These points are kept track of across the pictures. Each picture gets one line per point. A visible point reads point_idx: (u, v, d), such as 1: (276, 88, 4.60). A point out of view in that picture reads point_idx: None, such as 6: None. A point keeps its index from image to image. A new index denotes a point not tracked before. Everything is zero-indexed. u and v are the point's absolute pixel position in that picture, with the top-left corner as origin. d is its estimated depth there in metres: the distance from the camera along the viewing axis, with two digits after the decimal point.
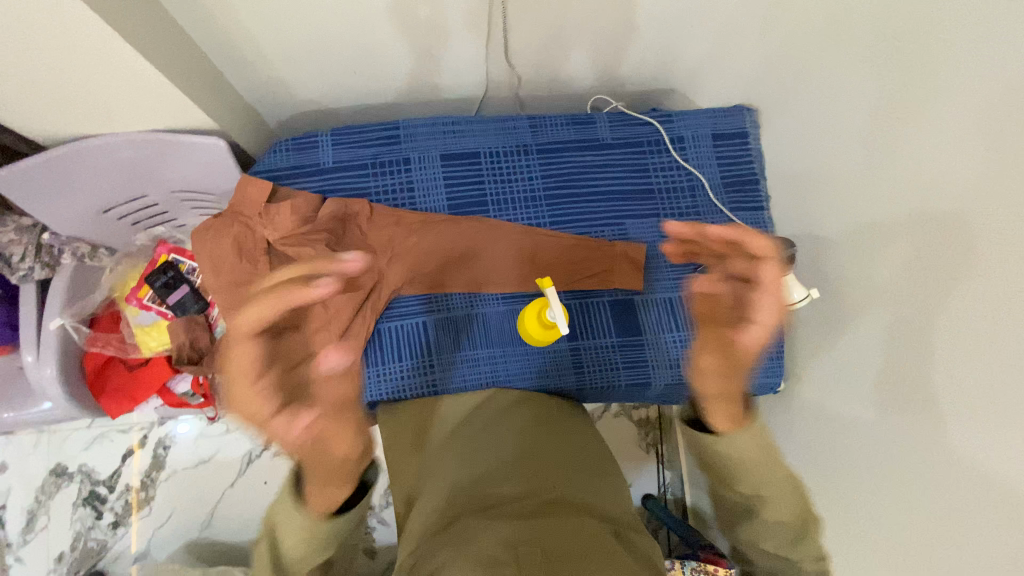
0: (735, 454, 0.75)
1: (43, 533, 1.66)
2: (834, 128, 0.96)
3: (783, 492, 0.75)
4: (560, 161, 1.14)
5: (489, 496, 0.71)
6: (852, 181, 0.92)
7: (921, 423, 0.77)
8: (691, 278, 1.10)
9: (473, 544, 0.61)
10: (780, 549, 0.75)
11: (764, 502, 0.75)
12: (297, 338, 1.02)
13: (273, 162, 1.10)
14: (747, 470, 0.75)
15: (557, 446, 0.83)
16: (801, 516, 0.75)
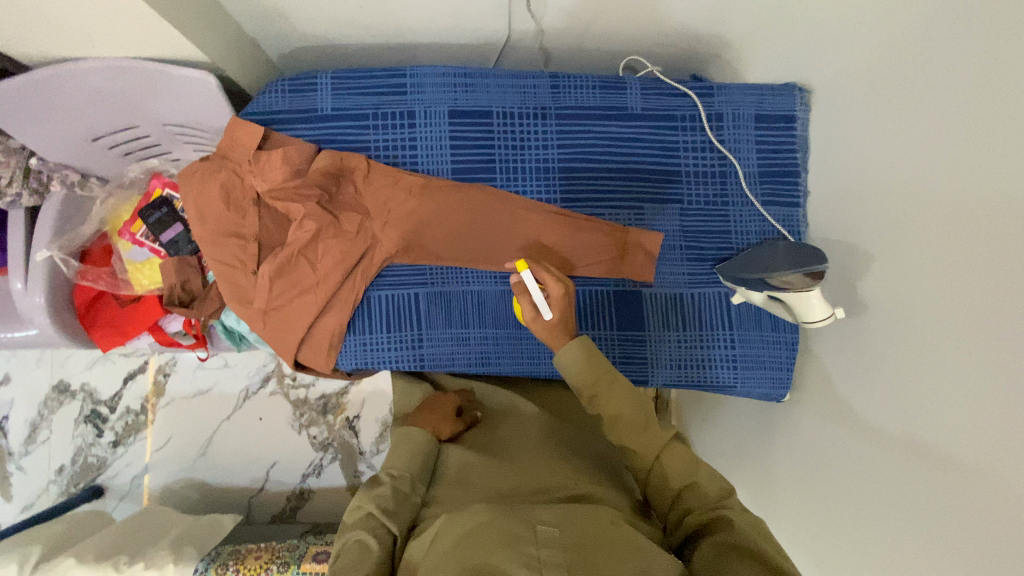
0: (570, 372, 0.81)
1: (45, 445, 1.75)
2: (894, 127, 0.83)
3: (629, 398, 0.78)
4: (581, 130, 1.03)
5: (508, 487, 0.77)
6: (903, 194, 0.81)
7: (931, 476, 0.72)
8: (708, 275, 1.01)
9: (489, 527, 0.66)
10: (638, 449, 0.76)
11: (601, 407, 0.78)
12: (283, 297, 0.97)
13: (268, 104, 1.01)
14: (592, 380, 0.79)
15: (572, 450, 0.89)
16: (643, 416, 0.77)
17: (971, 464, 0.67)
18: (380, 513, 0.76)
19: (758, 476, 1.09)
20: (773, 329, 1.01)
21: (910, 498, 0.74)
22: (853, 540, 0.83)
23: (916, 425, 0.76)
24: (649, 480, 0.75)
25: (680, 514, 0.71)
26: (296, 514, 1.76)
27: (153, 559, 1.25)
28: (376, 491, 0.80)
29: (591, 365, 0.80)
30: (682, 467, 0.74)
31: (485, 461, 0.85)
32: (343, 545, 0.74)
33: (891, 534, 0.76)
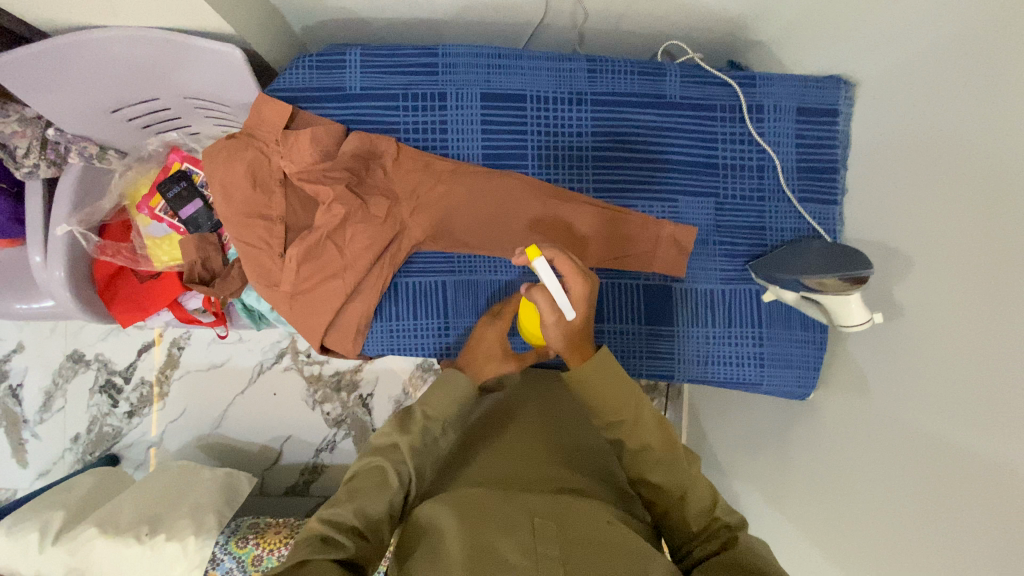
0: (597, 395, 0.76)
1: (60, 414, 1.77)
2: (943, 129, 0.80)
3: (655, 430, 0.76)
4: (616, 118, 0.99)
5: (521, 478, 0.77)
6: (950, 200, 0.78)
7: (956, 486, 0.73)
8: (739, 272, 1.00)
9: (487, 516, 0.66)
10: (664, 484, 0.73)
11: (628, 436, 0.75)
12: (309, 281, 0.95)
13: (294, 80, 0.97)
14: (620, 406, 0.76)
15: (588, 454, 0.89)
16: (671, 451, 0.75)
17: (996, 479, 0.67)
18: (406, 449, 0.77)
19: (775, 470, 1.10)
20: (803, 328, 1.01)
21: (934, 506, 0.75)
22: (864, 540, 0.84)
23: (943, 434, 0.76)
24: (667, 514, 0.74)
25: (694, 546, 0.71)
26: (309, 487, 1.79)
27: (173, 530, 1.28)
28: (408, 428, 0.80)
29: (618, 391, 0.76)
30: (704, 501, 0.73)
31: (500, 446, 0.86)
32: (361, 467, 0.76)
33: (907, 540, 0.78)
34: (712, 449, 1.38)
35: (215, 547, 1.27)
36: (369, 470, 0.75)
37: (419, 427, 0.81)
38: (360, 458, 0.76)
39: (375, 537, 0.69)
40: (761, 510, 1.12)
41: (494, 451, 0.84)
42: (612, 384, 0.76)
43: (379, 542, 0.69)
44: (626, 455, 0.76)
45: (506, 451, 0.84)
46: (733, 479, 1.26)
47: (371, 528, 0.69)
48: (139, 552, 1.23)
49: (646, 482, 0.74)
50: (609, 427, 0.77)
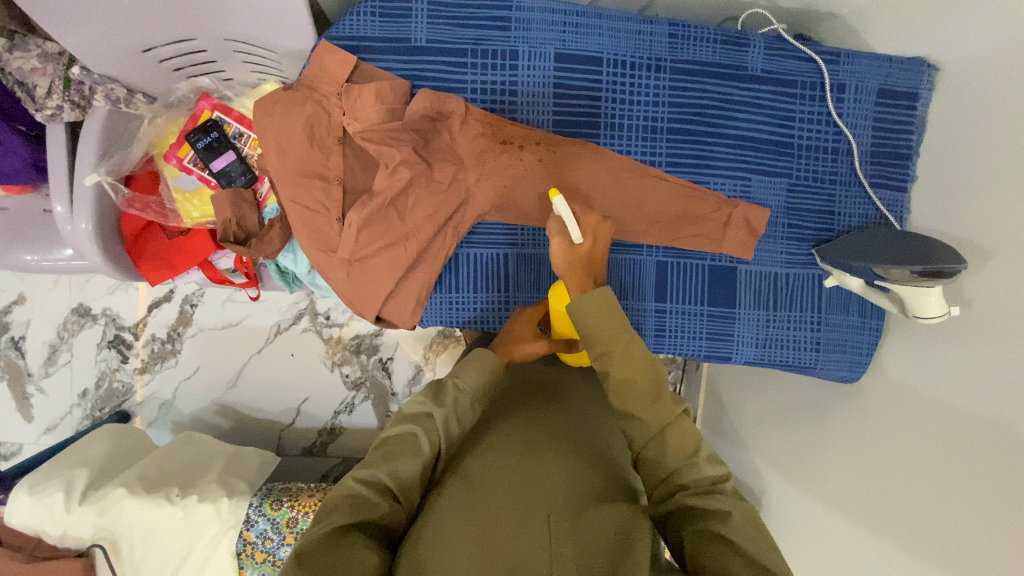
0: (587, 318, 0.77)
1: (66, 368, 1.71)
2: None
3: (642, 366, 0.76)
4: (693, 89, 0.95)
5: (535, 464, 0.78)
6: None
7: (994, 480, 0.74)
8: (805, 257, 1.00)
9: (501, 513, 0.69)
10: (645, 418, 0.74)
11: (613, 366, 0.76)
12: (369, 248, 0.91)
13: (352, 28, 0.89)
14: (609, 335, 0.76)
15: (594, 436, 0.92)
16: (655, 389, 0.76)
17: None
18: (440, 420, 0.78)
19: (803, 449, 1.12)
20: (860, 314, 1.02)
21: (980, 492, 0.76)
22: (898, 520, 0.86)
23: (991, 431, 0.77)
24: (646, 449, 0.75)
25: (671, 490, 0.72)
26: (326, 448, 1.78)
27: (206, 492, 1.27)
28: (443, 399, 0.80)
29: (612, 322, 0.77)
30: (686, 445, 0.74)
31: (509, 428, 0.87)
32: (393, 432, 0.77)
33: (940, 524, 0.80)
34: (735, 423, 1.40)
35: (249, 509, 1.26)
36: (401, 436, 0.75)
37: (453, 400, 0.81)
38: (392, 426, 0.77)
39: (406, 500, 0.72)
40: (786, 486, 1.15)
41: (506, 432, 0.86)
42: (603, 309, 0.77)
43: (409, 503, 0.72)
44: (611, 386, 0.77)
45: (519, 432, 0.86)
46: (755, 454, 1.29)
47: (401, 490, 0.71)
48: (170, 513, 1.22)
49: (626, 413, 0.76)
50: (597, 354, 0.77)
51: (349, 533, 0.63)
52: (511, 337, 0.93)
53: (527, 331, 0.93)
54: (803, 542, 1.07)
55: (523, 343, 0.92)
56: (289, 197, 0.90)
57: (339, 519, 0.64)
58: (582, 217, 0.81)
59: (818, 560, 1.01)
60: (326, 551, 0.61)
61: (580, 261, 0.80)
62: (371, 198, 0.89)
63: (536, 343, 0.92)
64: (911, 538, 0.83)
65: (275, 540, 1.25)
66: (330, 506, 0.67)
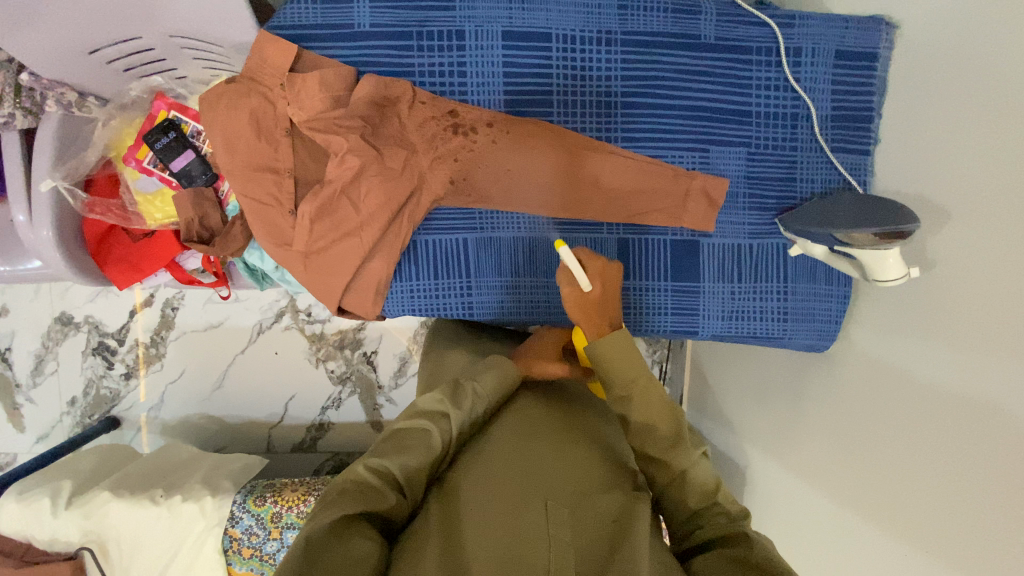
0: (608, 365, 0.80)
1: (53, 377, 1.72)
2: (983, 77, 0.76)
3: (664, 414, 0.79)
4: (647, 62, 0.94)
5: (538, 455, 0.79)
6: (995, 151, 0.74)
7: (965, 442, 0.74)
8: (768, 226, 0.98)
9: (505, 505, 0.70)
10: (668, 462, 0.76)
11: (632, 412, 0.79)
12: (324, 240, 0.90)
13: (293, 16, 0.88)
14: (630, 379, 0.79)
15: (597, 427, 0.94)
16: (676, 433, 0.78)
17: (1004, 439, 0.68)
18: (455, 422, 0.78)
19: (783, 421, 1.11)
20: (828, 282, 1.00)
21: (952, 456, 0.75)
22: (876, 487, 0.86)
23: (957, 392, 0.76)
24: (668, 490, 0.77)
25: (692, 527, 0.75)
26: (317, 444, 1.80)
27: (189, 491, 1.28)
28: (461, 402, 0.81)
29: (633, 363, 0.80)
30: (706, 486, 0.75)
31: (511, 418, 0.87)
32: (405, 425, 0.77)
33: (913, 488, 0.80)
34: (718, 398, 1.40)
35: (233, 506, 1.27)
36: (416, 430, 0.75)
37: (470, 402, 0.82)
38: (404, 419, 0.77)
39: (411, 493, 0.70)
40: (767, 458, 1.15)
41: (508, 421, 0.86)
42: (623, 356, 0.80)
43: (413, 496, 0.71)
44: (630, 431, 0.79)
45: (524, 423, 0.86)
46: (738, 428, 1.29)
47: (407, 482, 0.70)
48: (156, 513, 1.24)
49: (646, 456, 0.78)
50: (615, 399, 0.81)
51: (355, 520, 0.64)
52: (532, 359, 1.02)
53: (549, 355, 1.02)
54: (785, 512, 1.07)
55: (542, 363, 1.01)
56: (241, 192, 0.89)
57: (345, 508, 0.64)
58: (588, 264, 0.83)
59: (801, 530, 1.01)
60: (329, 539, 0.61)
61: (593, 306, 0.84)
62: (322, 189, 0.89)
63: (556, 367, 1.01)
64: (889, 504, 0.83)
65: (261, 535, 1.26)
66: (336, 491, 0.67)
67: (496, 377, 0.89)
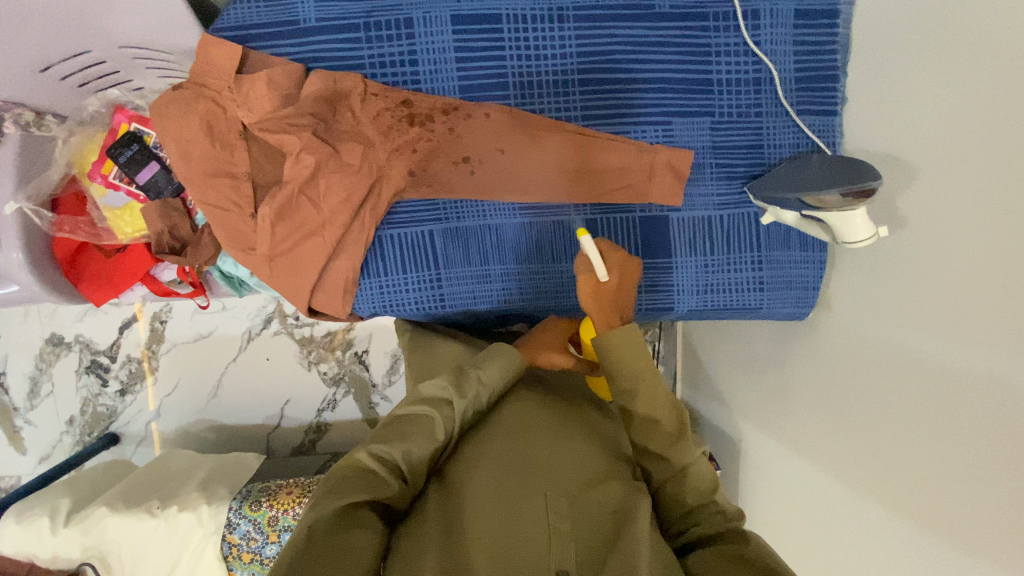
0: (615, 356, 0.76)
1: (50, 398, 1.73)
2: (950, 27, 0.74)
3: (666, 406, 0.76)
4: (602, 36, 0.91)
5: (538, 449, 0.79)
6: (965, 99, 0.72)
7: (944, 400, 0.72)
8: (738, 195, 0.97)
9: (501, 500, 0.70)
10: (666, 458, 0.75)
11: (637, 405, 0.75)
12: (287, 242, 0.90)
13: (239, 17, 0.87)
14: (637, 372, 0.76)
15: (598, 422, 0.92)
16: (678, 428, 0.76)
17: (984, 395, 0.67)
18: (458, 410, 0.77)
19: (772, 392, 1.10)
20: (802, 248, 0.99)
21: (930, 413, 0.74)
22: (861, 450, 0.85)
23: (935, 349, 0.75)
24: (665, 486, 0.75)
25: (687, 525, 0.74)
26: (316, 445, 1.81)
27: (186, 501, 1.29)
28: (464, 391, 0.79)
29: (638, 355, 0.76)
30: (704, 485, 0.74)
31: (513, 409, 0.86)
32: (409, 412, 0.76)
33: (896, 449, 0.79)
34: (710, 373, 1.39)
35: (230, 512, 1.28)
36: (421, 419, 0.75)
37: (474, 390, 0.81)
38: (407, 406, 0.76)
39: (414, 481, 0.70)
40: (758, 430, 1.14)
41: (510, 414, 0.85)
42: (630, 346, 0.76)
43: (416, 485, 0.71)
44: (634, 424, 0.77)
45: (526, 416, 0.85)
46: (730, 402, 1.28)
47: (411, 472, 0.70)
48: (154, 525, 1.25)
49: (647, 450, 0.76)
50: (620, 391, 0.77)
51: (359, 509, 0.63)
52: (537, 346, 0.98)
53: (554, 345, 0.98)
54: (778, 483, 1.06)
55: (546, 352, 0.97)
56: (201, 200, 0.89)
57: (348, 496, 0.63)
58: (604, 253, 0.80)
59: (794, 499, 1.01)
60: (332, 527, 0.60)
61: (605, 297, 0.79)
62: (279, 190, 0.88)
63: (560, 357, 0.96)
64: (875, 466, 0.82)
65: (259, 539, 1.27)
66: (338, 478, 0.66)
67: (502, 364, 0.86)
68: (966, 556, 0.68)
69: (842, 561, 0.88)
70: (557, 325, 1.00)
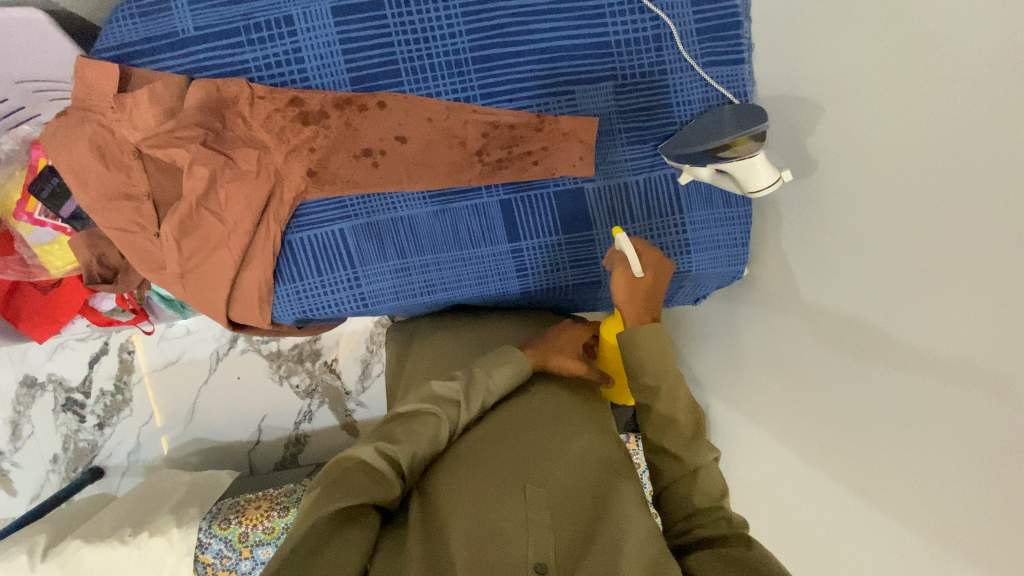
0: (640, 350, 0.74)
1: (32, 440, 1.65)
2: None
3: (686, 406, 0.74)
4: (489, 10, 0.88)
5: (524, 439, 0.73)
6: (881, 28, 0.69)
7: (879, 342, 0.71)
8: (651, 157, 0.95)
9: (480, 497, 0.65)
10: (679, 455, 0.71)
11: (656, 402, 0.73)
12: (196, 256, 0.89)
13: (116, 34, 0.85)
14: (661, 370, 0.74)
15: (594, 407, 0.86)
16: (694, 428, 0.73)
17: (914, 330, 0.66)
18: (466, 416, 0.73)
19: (722, 353, 1.08)
20: (726, 205, 0.97)
21: (876, 363, 0.71)
22: (814, 401, 0.82)
23: (869, 290, 0.73)
24: (672, 485, 0.71)
25: (688, 526, 0.67)
26: (297, 459, 1.74)
27: (156, 526, 1.29)
28: (473, 395, 0.75)
29: (665, 356, 0.74)
30: (714, 489, 0.69)
31: (503, 403, 0.81)
32: (413, 410, 0.72)
33: (842, 397, 0.77)
34: None
35: (200, 533, 1.29)
36: (428, 420, 0.71)
37: (481, 395, 0.75)
38: (412, 402, 0.72)
39: (410, 479, 0.68)
40: (712, 394, 1.12)
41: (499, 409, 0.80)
42: (658, 346, 0.74)
43: (412, 482, 0.69)
44: (648, 420, 0.74)
45: (514, 408, 0.79)
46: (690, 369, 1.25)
47: (411, 471, 0.67)
48: (125, 553, 1.25)
49: (660, 448, 0.72)
50: (640, 386, 0.74)
51: (361, 512, 0.62)
52: (552, 349, 0.88)
53: (572, 350, 0.90)
54: (736, 445, 1.04)
55: (563, 354, 0.88)
56: (103, 225, 0.88)
57: (349, 499, 0.59)
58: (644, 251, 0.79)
59: (756, 461, 0.98)
60: (333, 526, 0.59)
61: (640, 292, 0.77)
62: (177, 204, 0.87)
63: (576, 365, 0.87)
64: (830, 416, 0.79)
65: (231, 557, 1.28)
66: (338, 474, 0.63)
67: (514, 366, 0.80)
68: (920, 499, 0.67)
69: (807, 516, 0.85)
70: (572, 333, 0.93)
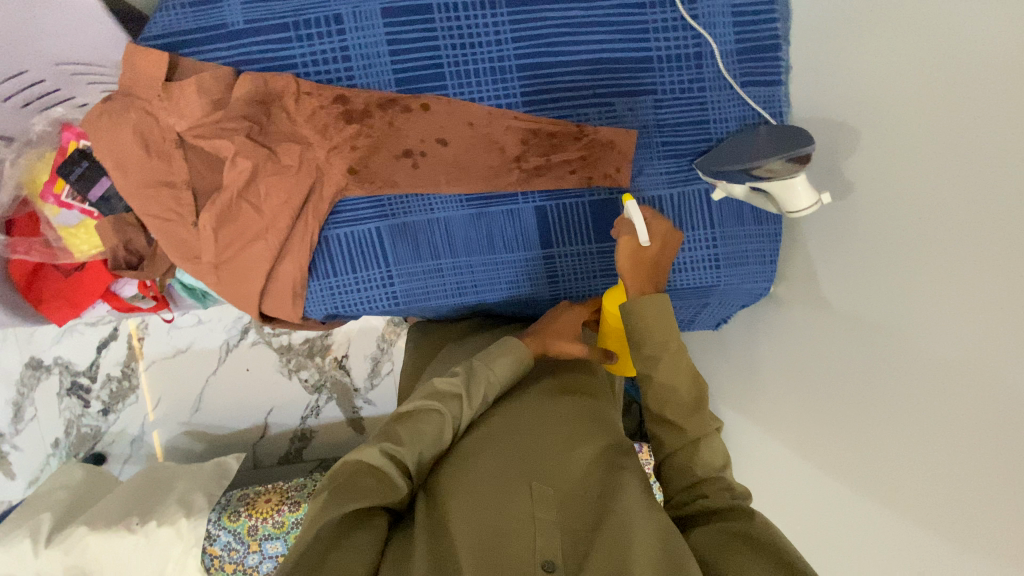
0: (642, 322, 0.73)
1: (34, 422, 1.63)
2: None
3: (688, 376, 0.73)
4: (535, 18, 0.90)
5: (534, 437, 0.73)
6: (921, 61, 0.71)
7: (908, 366, 0.72)
8: (685, 172, 0.96)
9: (487, 494, 0.65)
10: (683, 425, 0.71)
11: (657, 371, 0.73)
12: (231, 247, 0.89)
13: (166, 23, 0.86)
14: (665, 340, 0.73)
15: (604, 404, 0.85)
16: (696, 396, 0.73)
17: (944, 356, 0.68)
18: (467, 411, 0.74)
19: (741, 368, 1.09)
20: (756, 222, 0.98)
21: (903, 385, 0.73)
22: (838, 422, 0.83)
23: (900, 313, 0.74)
24: (676, 454, 0.71)
25: (692, 497, 0.68)
26: (302, 454, 1.73)
27: (164, 515, 1.28)
28: (474, 390, 0.76)
29: (669, 328, 0.73)
30: (716, 460, 0.70)
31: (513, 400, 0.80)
32: (416, 407, 0.72)
33: (867, 418, 0.78)
34: None
35: (208, 524, 1.28)
36: (431, 416, 0.71)
37: (481, 392, 0.76)
38: (415, 400, 0.72)
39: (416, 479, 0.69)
40: (728, 408, 1.13)
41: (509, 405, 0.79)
42: (661, 318, 0.73)
43: (418, 482, 0.70)
44: (651, 389, 0.73)
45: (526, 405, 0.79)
46: None
47: (416, 472, 0.68)
48: (133, 541, 1.25)
49: (663, 418, 0.73)
50: (642, 356, 0.73)
51: (369, 515, 0.63)
52: (552, 334, 0.89)
53: (573, 331, 0.90)
54: (752, 459, 1.05)
55: (563, 338, 0.88)
56: (139, 212, 0.88)
57: (355, 502, 0.60)
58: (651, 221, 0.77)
59: (773, 476, 0.99)
60: (339, 531, 0.60)
61: (644, 263, 0.76)
62: (216, 194, 0.87)
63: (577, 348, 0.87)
64: (852, 437, 0.80)
65: (239, 549, 1.29)
66: (343, 478, 0.63)
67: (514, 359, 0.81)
68: (944, 519, 0.68)
69: (825, 533, 0.86)
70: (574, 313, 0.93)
